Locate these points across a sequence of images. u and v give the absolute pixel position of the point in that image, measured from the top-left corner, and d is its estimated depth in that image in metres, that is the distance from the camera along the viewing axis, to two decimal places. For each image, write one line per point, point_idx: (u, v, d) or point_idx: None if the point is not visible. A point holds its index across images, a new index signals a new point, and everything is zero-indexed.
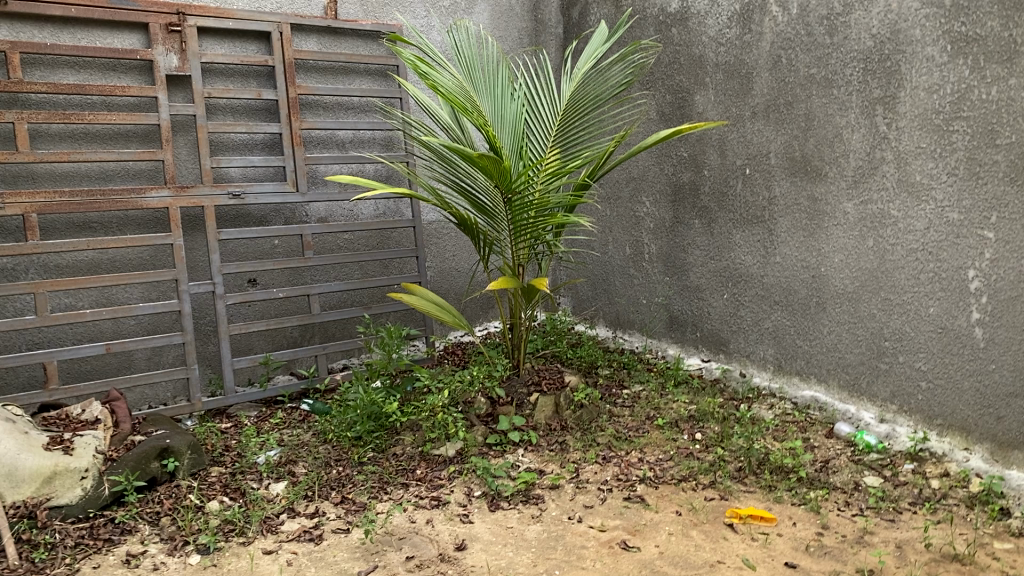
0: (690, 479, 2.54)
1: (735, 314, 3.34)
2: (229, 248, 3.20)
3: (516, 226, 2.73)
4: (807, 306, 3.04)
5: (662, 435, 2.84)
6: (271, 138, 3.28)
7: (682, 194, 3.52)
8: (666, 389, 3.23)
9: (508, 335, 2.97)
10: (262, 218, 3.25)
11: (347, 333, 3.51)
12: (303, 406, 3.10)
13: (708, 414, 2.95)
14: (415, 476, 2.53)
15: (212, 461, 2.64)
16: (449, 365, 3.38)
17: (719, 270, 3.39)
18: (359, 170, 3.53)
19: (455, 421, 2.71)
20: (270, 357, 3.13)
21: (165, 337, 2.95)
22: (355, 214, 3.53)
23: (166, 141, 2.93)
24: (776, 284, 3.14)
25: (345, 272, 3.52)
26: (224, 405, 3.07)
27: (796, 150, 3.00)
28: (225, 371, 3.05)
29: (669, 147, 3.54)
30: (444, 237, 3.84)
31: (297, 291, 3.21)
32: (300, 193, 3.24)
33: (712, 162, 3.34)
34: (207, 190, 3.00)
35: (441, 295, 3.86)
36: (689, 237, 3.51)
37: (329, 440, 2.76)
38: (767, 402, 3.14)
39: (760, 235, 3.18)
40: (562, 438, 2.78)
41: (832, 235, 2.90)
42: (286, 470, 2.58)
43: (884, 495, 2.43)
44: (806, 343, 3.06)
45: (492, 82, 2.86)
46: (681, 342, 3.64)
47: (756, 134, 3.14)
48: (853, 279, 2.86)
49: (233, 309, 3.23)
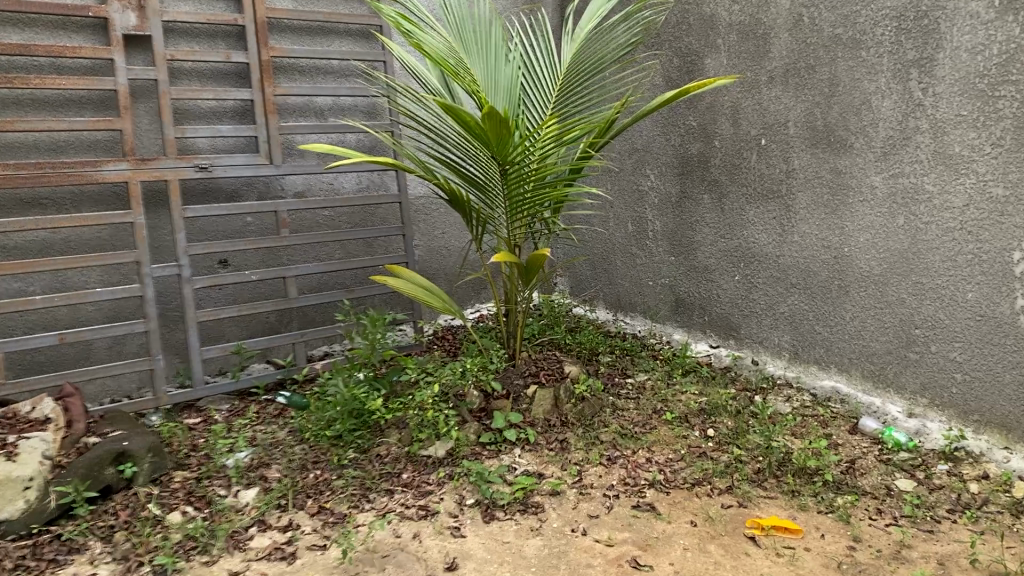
0: (704, 482, 2.29)
1: (748, 297, 3.09)
2: (197, 227, 2.93)
3: (512, 202, 2.47)
4: (827, 290, 2.79)
5: (672, 432, 2.59)
6: (243, 105, 3.00)
7: (690, 166, 3.25)
8: (673, 378, 2.98)
9: (502, 323, 2.74)
10: (232, 193, 2.98)
11: (328, 317, 3.25)
12: (279, 400, 2.86)
13: (720, 407, 2.71)
14: (401, 481, 2.29)
15: (177, 464, 2.38)
16: (438, 353, 3.14)
17: (730, 249, 3.13)
18: (340, 140, 3.25)
19: (446, 419, 2.47)
20: (243, 346, 2.87)
21: (126, 325, 2.69)
22: (336, 188, 3.26)
23: (124, 109, 2.64)
24: (793, 265, 2.89)
25: (326, 251, 3.25)
26: (193, 399, 2.81)
27: (818, 118, 2.73)
28: (193, 361, 2.79)
29: (677, 116, 3.26)
30: (433, 214, 3.57)
31: (273, 273, 2.95)
32: (275, 165, 2.96)
33: (724, 132, 3.07)
34: (171, 163, 2.72)
35: (430, 275, 3.60)
36: (697, 213, 3.25)
37: (306, 439, 2.51)
38: (783, 393, 2.89)
39: (777, 212, 2.93)
40: (562, 436, 2.53)
41: (857, 212, 2.65)
42: (258, 475, 2.33)
43: (920, 502, 2.20)
44: (826, 329, 2.82)
45: (484, 44, 2.57)
46: (688, 327, 3.39)
47: (773, 101, 2.87)
48: (881, 261, 2.61)
49: (202, 293, 2.96)
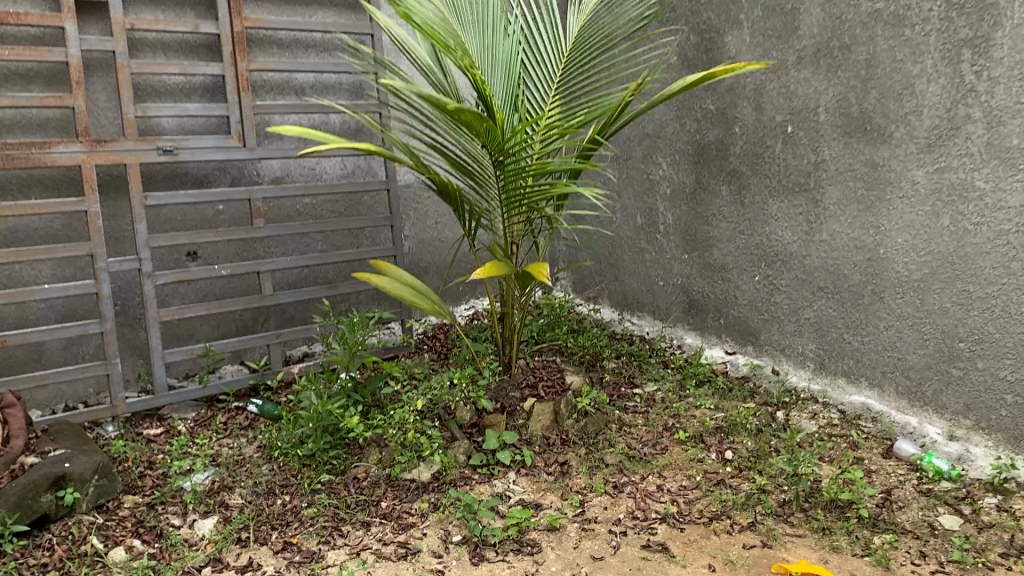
0: (723, 517, 2.03)
1: (769, 300, 2.81)
2: (160, 216, 2.65)
3: (508, 196, 2.19)
4: (859, 295, 2.51)
5: (686, 454, 2.31)
6: (214, 81, 2.71)
7: (707, 154, 2.96)
8: (686, 390, 2.70)
9: (498, 327, 2.42)
10: (201, 178, 2.70)
11: (308, 315, 2.98)
12: (249, 408, 2.60)
13: (738, 425, 2.43)
14: (379, 511, 2.02)
15: (128, 487, 2.12)
16: (427, 356, 2.89)
17: (749, 247, 2.85)
18: (322, 121, 2.97)
19: (430, 440, 2.23)
20: (211, 348, 2.60)
21: (79, 325, 2.41)
22: (318, 173, 2.98)
23: (77, 84, 2.35)
24: (821, 267, 2.61)
25: (306, 243, 2.97)
26: (155, 407, 2.55)
27: (853, 104, 2.44)
28: (154, 365, 2.52)
29: (693, 99, 2.98)
30: (425, 203, 3.30)
31: (245, 268, 2.68)
32: (248, 148, 2.67)
33: (746, 117, 2.78)
34: (130, 145, 2.44)
35: (421, 268, 3.33)
36: (714, 205, 2.96)
37: (275, 458, 2.25)
38: (808, 409, 2.60)
39: (803, 207, 2.64)
40: (562, 458, 2.26)
41: (895, 210, 2.37)
42: (218, 502, 2.06)
43: (969, 544, 1.90)
44: (857, 339, 2.54)
45: (481, 15, 2.27)
46: (701, 330, 3.11)
47: (802, 84, 2.58)
48: (921, 265, 2.32)
49: (168, 289, 2.69)
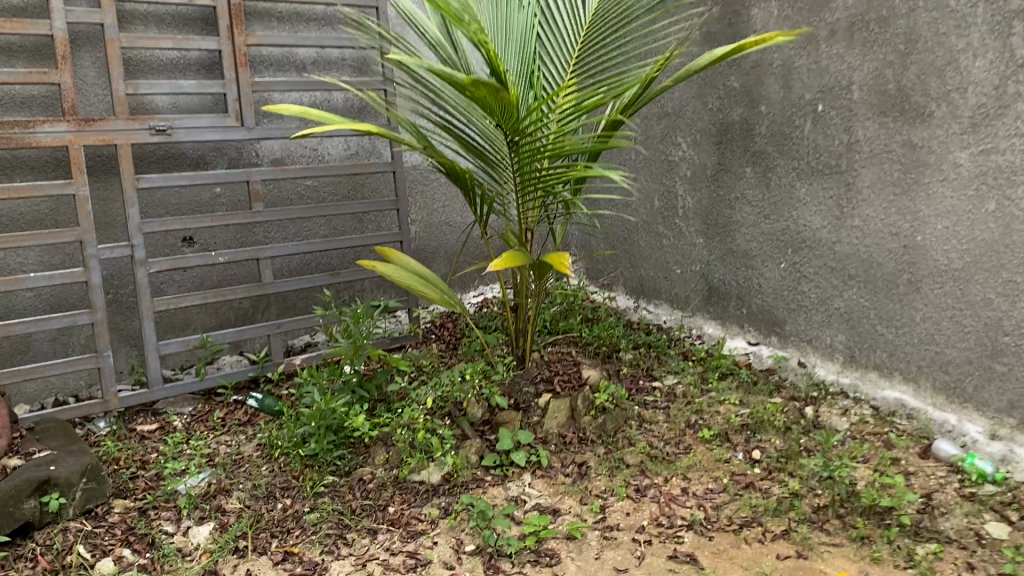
0: (754, 524, 1.89)
1: (796, 289, 2.66)
2: (154, 200, 2.51)
3: (524, 179, 2.04)
4: (894, 285, 2.36)
5: (711, 454, 2.18)
6: (210, 57, 2.56)
7: (730, 135, 2.81)
8: (708, 384, 2.56)
9: (511, 317, 2.30)
10: (197, 159, 2.55)
11: (310, 303, 2.85)
12: (249, 402, 2.47)
13: (765, 422, 2.30)
14: (386, 518, 1.89)
15: (119, 490, 1.99)
16: (436, 348, 2.76)
17: (775, 232, 2.70)
18: (324, 99, 2.82)
19: (440, 441, 2.08)
20: (208, 339, 2.47)
21: (68, 316, 2.28)
22: (320, 154, 2.84)
23: (63, 59, 2.20)
24: (853, 254, 2.46)
25: (308, 228, 2.83)
26: (150, 401, 2.42)
27: (890, 81, 2.28)
28: (148, 358, 2.39)
29: (716, 76, 2.82)
30: (433, 185, 3.15)
31: (244, 255, 2.54)
32: (246, 128, 2.53)
33: (773, 95, 2.62)
34: (120, 125, 2.29)
35: (428, 254, 3.19)
36: (737, 188, 2.81)
37: (276, 458, 2.12)
38: (839, 405, 2.46)
39: (834, 190, 2.49)
40: (580, 459, 2.13)
41: (935, 193, 2.22)
42: (215, 506, 1.94)
43: (1020, 555, 1.75)
44: (891, 331, 2.39)
45: None
46: (722, 319, 2.97)
47: (834, 60, 2.42)
48: (963, 254, 2.18)
49: (163, 277, 2.56)
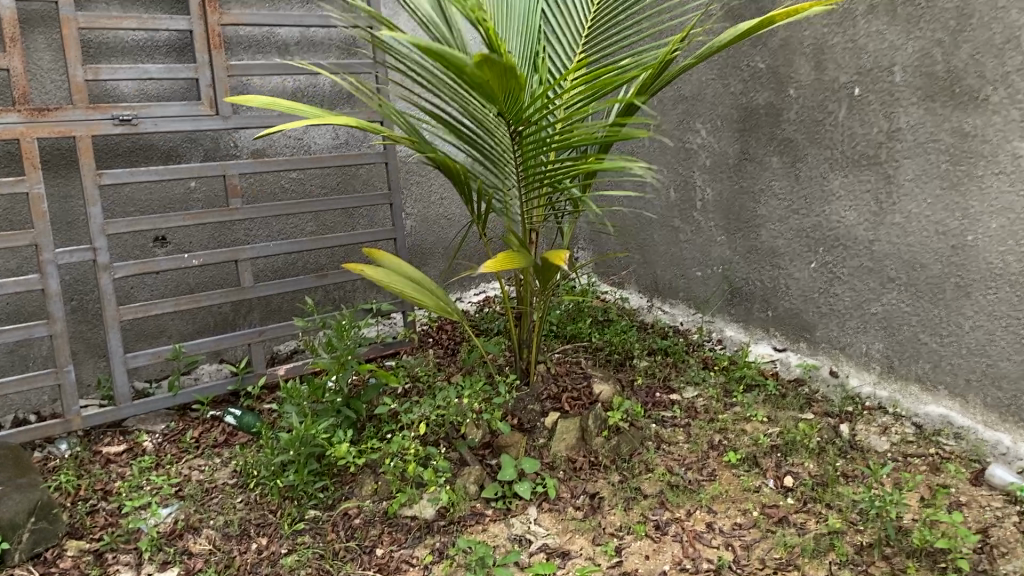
0: (789, 568, 1.66)
1: (827, 291, 2.43)
2: (121, 197, 2.28)
3: (528, 175, 1.79)
4: (939, 289, 2.12)
5: (737, 481, 1.95)
6: (181, 38, 2.32)
7: (754, 120, 2.56)
8: (731, 397, 2.34)
9: (514, 326, 2.08)
10: (169, 151, 2.32)
11: (297, 307, 2.63)
12: (227, 419, 2.25)
13: (797, 444, 2.07)
14: (372, 563, 1.67)
15: (75, 528, 1.78)
16: (434, 355, 2.54)
17: (805, 228, 2.46)
18: (310, 83, 2.58)
19: (435, 471, 1.86)
20: (181, 350, 2.24)
21: (23, 328, 2.06)
22: (305, 144, 2.60)
23: (12, 42, 1.97)
24: (892, 255, 2.22)
25: (293, 225, 2.60)
26: (118, 420, 2.19)
27: (938, 62, 2.03)
28: (116, 372, 2.17)
29: (739, 56, 2.57)
30: (429, 176, 2.92)
31: (221, 257, 2.31)
32: (221, 116, 2.29)
33: (803, 76, 2.37)
34: (79, 115, 2.06)
35: (426, 250, 2.97)
36: (762, 178, 2.57)
37: (251, 489, 1.90)
38: (877, 422, 2.22)
39: (872, 182, 2.24)
40: (591, 489, 1.91)
41: (989, 188, 1.97)
42: (181, 548, 1.72)
43: None
44: (934, 339, 2.15)
45: None
46: (745, 323, 2.74)
47: (872, 38, 2.17)
48: (1021, 256, 1.93)
49: (133, 281, 2.33)
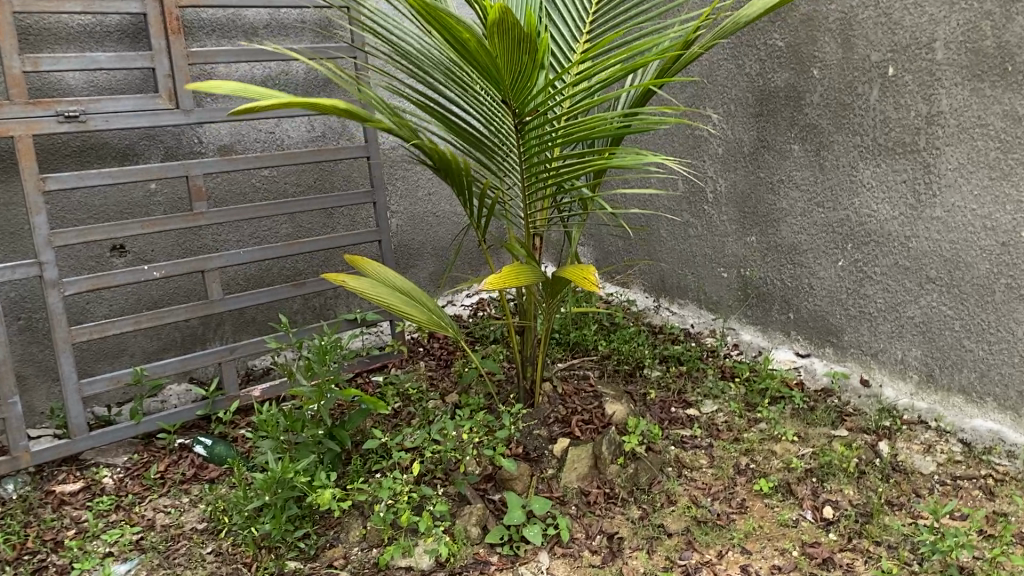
0: None
1: (858, 293, 2.21)
2: (72, 202, 2.04)
3: (532, 172, 1.55)
4: (988, 292, 1.91)
5: (771, 514, 1.74)
6: (134, 22, 2.07)
7: (772, 104, 2.33)
8: (755, 411, 2.13)
9: (516, 343, 1.86)
10: (125, 150, 2.08)
11: (273, 318, 2.39)
12: (196, 448, 2.02)
13: (834, 467, 1.85)
14: None
15: None
16: (426, 369, 2.32)
17: (831, 223, 2.24)
18: (284, 70, 2.35)
19: (432, 513, 1.64)
20: (143, 373, 1.99)
21: None
22: (278, 138, 2.36)
23: None
24: (932, 253, 2.00)
25: (267, 228, 2.36)
26: (72, 454, 1.95)
27: (987, 36, 1.80)
28: (69, 401, 1.91)
29: (755, 33, 2.34)
30: (416, 170, 2.68)
31: (186, 267, 2.07)
32: (182, 110, 2.04)
33: (828, 55, 2.14)
34: (16, 112, 1.81)
35: (414, 251, 2.73)
36: (781, 168, 2.35)
37: (223, 536, 1.67)
38: (918, 438, 2.02)
39: (908, 171, 2.02)
40: (608, 527, 1.69)
41: None
42: None
43: None
44: (981, 346, 1.94)
45: None
46: (764, 325, 2.53)
47: (910, 11, 1.93)
48: None
49: (88, 296, 2.09)
